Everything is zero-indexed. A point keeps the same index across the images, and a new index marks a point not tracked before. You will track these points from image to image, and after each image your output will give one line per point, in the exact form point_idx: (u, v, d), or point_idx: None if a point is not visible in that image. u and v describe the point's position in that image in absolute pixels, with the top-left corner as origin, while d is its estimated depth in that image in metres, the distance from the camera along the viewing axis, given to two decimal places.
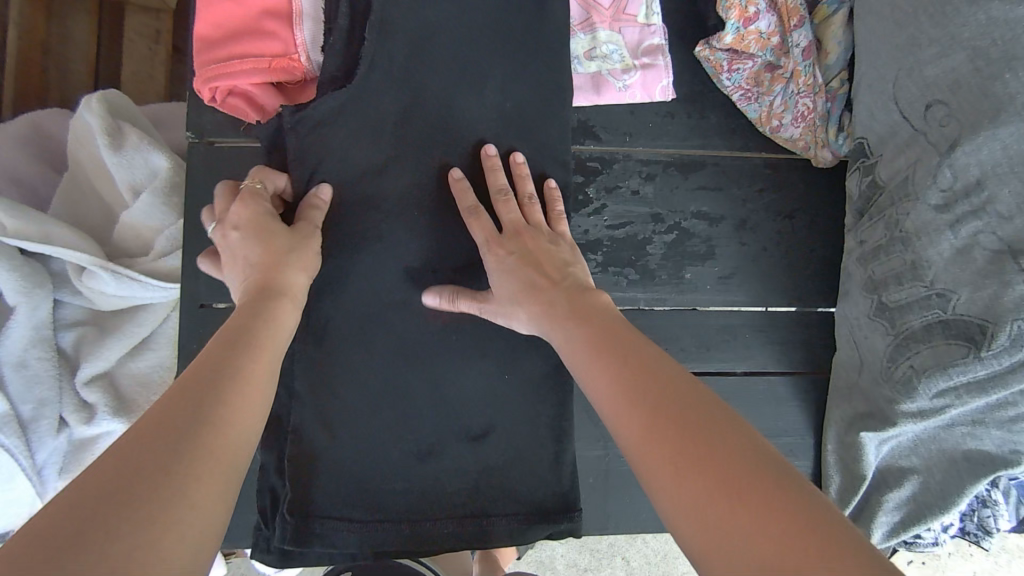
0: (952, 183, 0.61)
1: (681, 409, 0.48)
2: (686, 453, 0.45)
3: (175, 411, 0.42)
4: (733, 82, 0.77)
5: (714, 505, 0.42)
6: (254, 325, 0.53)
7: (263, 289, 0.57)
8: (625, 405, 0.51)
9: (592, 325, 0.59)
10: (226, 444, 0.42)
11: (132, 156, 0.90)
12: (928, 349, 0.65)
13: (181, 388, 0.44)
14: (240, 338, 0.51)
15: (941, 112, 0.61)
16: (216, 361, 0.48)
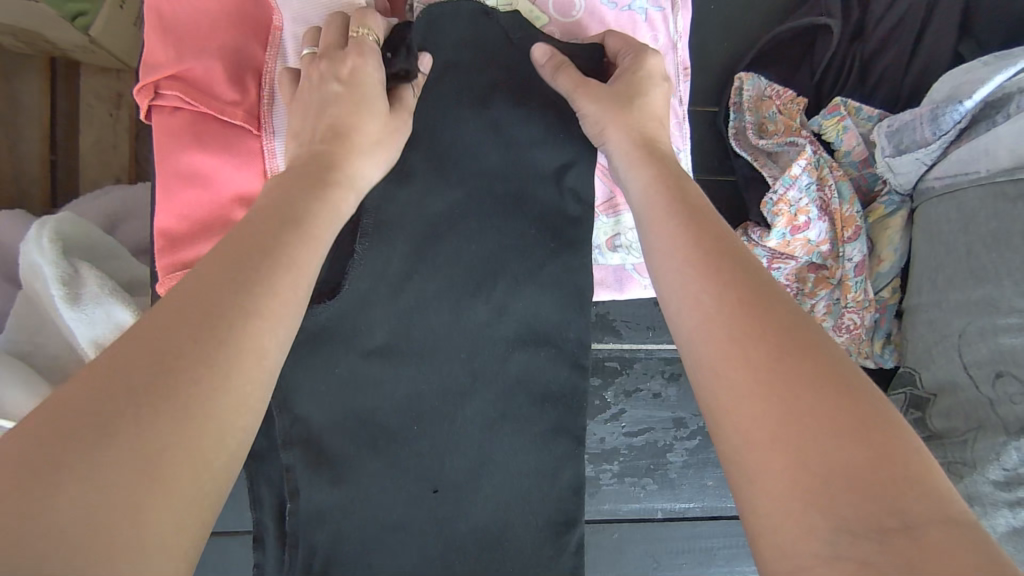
0: (1017, 465, 0.55)
1: (753, 290, 0.42)
2: (777, 349, 0.38)
3: (208, 283, 0.38)
4: (772, 279, 0.68)
5: (775, 406, 0.37)
6: (293, 204, 0.46)
7: (336, 156, 0.52)
8: (700, 280, 0.44)
9: (671, 188, 0.51)
10: (261, 327, 0.38)
11: (92, 310, 0.80)
12: None
13: (217, 256, 0.40)
14: (279, 219, 0.44)
15: (1012, 387, 0.54)
16: (247, 237, 0.42)
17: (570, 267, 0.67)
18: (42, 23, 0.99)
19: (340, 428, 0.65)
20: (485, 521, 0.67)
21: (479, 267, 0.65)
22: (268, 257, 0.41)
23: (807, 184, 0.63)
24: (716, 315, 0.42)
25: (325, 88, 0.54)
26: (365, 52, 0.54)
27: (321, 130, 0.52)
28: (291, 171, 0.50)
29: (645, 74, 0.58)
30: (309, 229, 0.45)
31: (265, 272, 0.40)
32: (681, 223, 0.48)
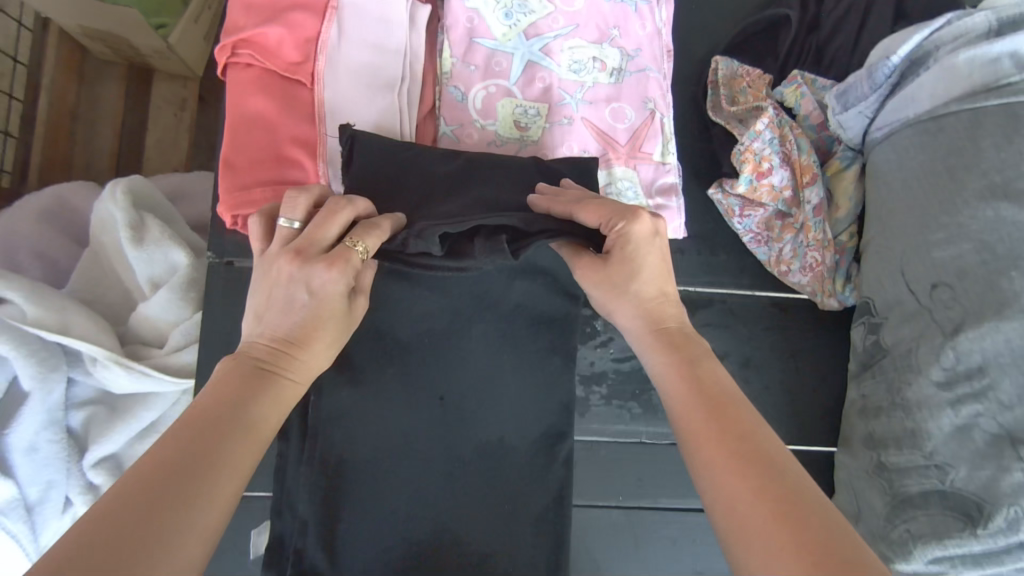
0: (954, 365, 0.62)
1: (735, 420, 0.51)
2: (745, 450, 0.48)
3: (174, 454, 0.43)
4: (745, 226, 0.79)
5: (752, 499, 0.45)
6: (246, 397, 0.49)
7: (307, 332, 0.53)
8: (692, 403, 0.53)
9: (664, 318, 0.59)
10: (214, 494, 0.43)
11: (154, 251, 0.92)
12: (925, 516, 0.66)
13: (180, 425, 0.45)
14: (231, 410, 0.47)
15: (946, 294, 0.63)
16: (205, 421, 0.46)
17: None
18: (129, 30, 1.17)
19: (361, 337, 0.74)
20: (486, 430, 0.75)
21: None
22: (227, 429, 0.46)
23: (771, 138, 0.74)
24: (690, 412, 0.53)
25: (288, 283, 0.53)
26: (334, 275, 0.53)
27: (284, 317, 0.53)
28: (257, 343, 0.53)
29: (634, 245, 0.58)
30: (262, 401, 0.50)
31: (219, 459, 0.44)
32: (677, 356, 0.57)
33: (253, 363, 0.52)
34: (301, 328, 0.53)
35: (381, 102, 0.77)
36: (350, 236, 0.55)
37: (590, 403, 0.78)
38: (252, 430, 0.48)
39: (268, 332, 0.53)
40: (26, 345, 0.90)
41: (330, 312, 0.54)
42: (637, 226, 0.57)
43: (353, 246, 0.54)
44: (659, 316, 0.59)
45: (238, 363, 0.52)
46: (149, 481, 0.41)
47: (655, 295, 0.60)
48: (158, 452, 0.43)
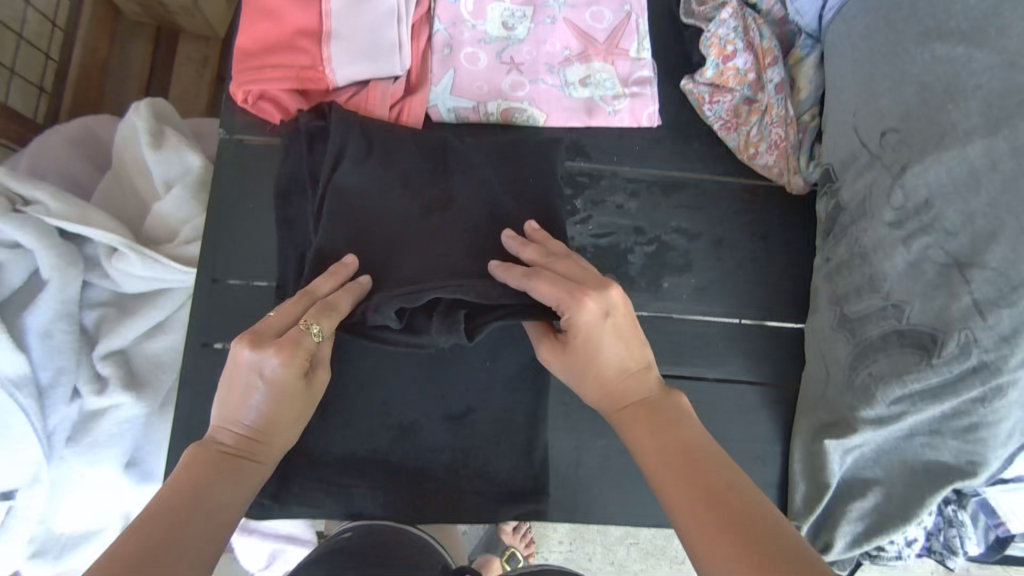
0: (904, 202, 0.67)
1: (713, 482, 0.50)
2: (727, 517, 0.48)
3: (138, 550, 0.45)
4: (715, 113, 0.84)
5: (741, 563, 0.45)
6: (210, 486, 0.51)
7: (265, 423, 0.55)
8: (670, 469, 0.52)
9: (634, 386, 0.58)
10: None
11: (170, 155, 0.99)
12: (885, 358, 0.69)
13: (144, 520, 0.47)
14: (193, 502, 0.49)
15: (894, 138, 0.68)
16: (167, 515, 0.47)
17: (547, 98, 0.84)
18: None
19: None
20: None
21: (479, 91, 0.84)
22: (190, 528, 0.48)
23: (734, 26, 0.80)
24: (667, 474, 0.52)
25: (241, 372, 0.54)
26: (290, 354, 0.54)
27: (241, 397, 0.54)
28: (223, 427, 0.55)
29: (584, 332, 0.57)
30: (225, 486, 0.52)
31: (181, 556, 0.46)
32: (650, 424, 0.55)
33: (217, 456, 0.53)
34: (264, 407, 0.54)
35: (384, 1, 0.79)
36: (305, 319, 0.57)
37: None
38: (216, 514, 0.50)
39: (225, 448, 0.54)
40: (48, 238, 0.96)
41: (294, 392, 0.55)
42: (582, 312, 0.56)
43: (310, 330, 0.56)
44: (626, 398, 0.58)
45: (202, 450, 0.53)
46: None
47: (629, 371, 0.58)
48: (124, 547, 0.44)
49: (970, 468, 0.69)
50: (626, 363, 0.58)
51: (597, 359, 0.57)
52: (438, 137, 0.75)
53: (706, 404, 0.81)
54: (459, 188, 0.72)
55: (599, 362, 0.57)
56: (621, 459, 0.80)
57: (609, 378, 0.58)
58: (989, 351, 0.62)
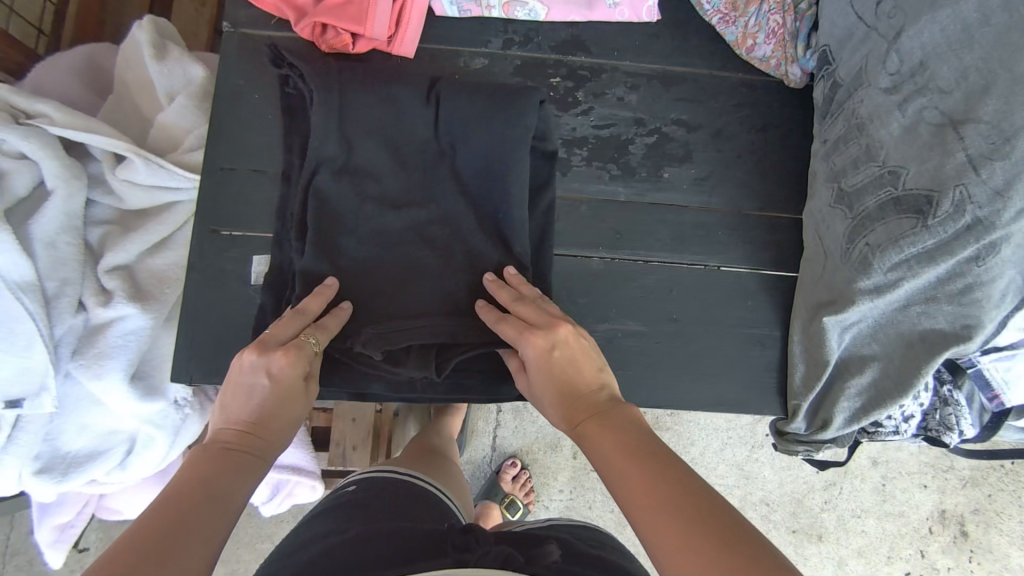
0: (899, 66, 0.69)
1: (663, 469, 0.50)
2: (677, 500, 0.48)
3: (152, 527, 0.45)
4: (713, 7, 0.85)
5: (692, 542, 0.45)
6: (217, 475, 0.51)
7: (268, 418, 0.57)
8: (622, 459, 0.52)
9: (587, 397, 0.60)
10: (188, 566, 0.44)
11: (173, 66, 1.00)
12: (882, 225, 0.71)
13: (158, 504, 0.47)
14: (201, 490, 0.49)
15: (888, 6, 0.69)
16: (178, 503, 0.47)
17: None
18: None
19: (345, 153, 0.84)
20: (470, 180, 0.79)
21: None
22: (201, 508, 0.48)
23: None
24: (620, 463, 0.52)
25: (249, 372, 0.59)
26: (293, 352, 0.60)
27: (248, 390, 0.58)
28: (226, 428, 0.56)
29: (546, 361, 0.62)
30: (231, 477, 0.52)
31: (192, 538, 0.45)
32: (600, 422, 0.56)
33: (221, 449, 0.54)
34: (263, 402, 0.57)
35: None
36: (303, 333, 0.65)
37: (571, 163, 0.83)
38: (226, 501, 0.50)
39: (231, 440, 0.55)
40: (50, 148, 0.97)
41: (297, 385, 0.60)
42: (529, 350, 0.62)
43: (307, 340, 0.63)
44: (577, 406, 0.59)
45: (208, 446, 0.54)
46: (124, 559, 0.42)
47: (587, 389, 0.61)
48: (135, 533, 0.44)
49: (965, 333, 0.70)
50: (581, 388, 0.61)
51: (552, 377, 0.61)
52: (421, 143, 0.77)
53: (708, 293, 0.82)
54: (443, 211, 0.76)
55: (558, 384, 0.61)
56: (623, 343, 0.80)
57: (568, 393, 0.60)
58: (983, 207, 0.62)
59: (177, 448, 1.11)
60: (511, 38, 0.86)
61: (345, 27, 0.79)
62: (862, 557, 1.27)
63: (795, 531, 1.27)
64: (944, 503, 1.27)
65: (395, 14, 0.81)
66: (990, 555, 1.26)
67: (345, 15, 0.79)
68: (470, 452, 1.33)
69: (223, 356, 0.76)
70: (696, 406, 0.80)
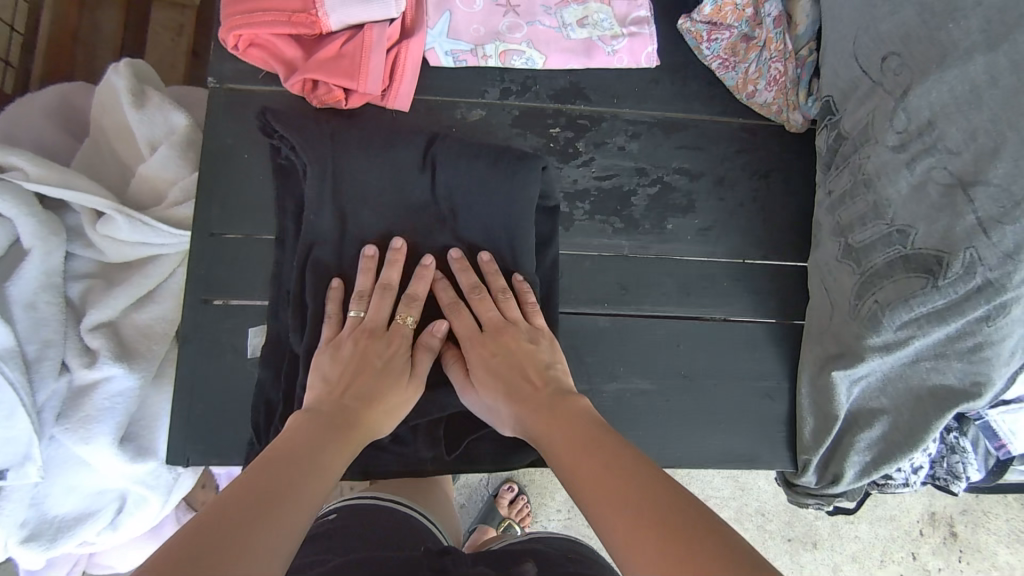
0: (907, 125, 0.67)
1: (603, 449, 0.54)
2: (611, 476, 0.50)
3: (253, 486, 0.48)
4: (712, 52, 0.84)
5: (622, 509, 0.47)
6: (318, 437, 0.56)
7: (371, 391, 0.63)
8: (569, 454, 0.55)
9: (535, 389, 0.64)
10: (286, 526, 0.46)
11: (154, 114, 0.95)
12: (891, 283, 0.70)
13: (257, 469, 0.50)
14: (308, 444, 0.55)
15: (894, 62, 0.68)
16: (282, 457, 0.52)
17: (545, 40, 0.83)
18: None
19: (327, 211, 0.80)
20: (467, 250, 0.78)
21: (481, 30, 0.82)
22: (298, 475, 0.51)
23: None
24: (563, 452, 0.55)
25: (360, 346, 0.65)
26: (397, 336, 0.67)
27: (354, 363, 0.64)
28: (325, 399, 0.61)
29: (501, 347, 0.66)
30: (330, 448, 0.56)
31: (294, 486, 0.49)
32: (549, 421, 0.59)
33: (321, 421, 0.58)
34: (356, 377, 0.63)
35: None
36: (399, 312, 0.69)
37: (574, 217, 0.81)
38: (323, 468, 0.53)
39: (334, 395, 0.61)
40: (27, 203, 0.92)
41: (400, 368, 0.66)
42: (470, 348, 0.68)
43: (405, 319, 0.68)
44: (526, 378, 0.64)
45: (314, 406, 0.60)
46: (241, 493, 0.47)
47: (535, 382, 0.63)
48: (240, 479, 0.49)
49: (974, 390, 0.70)
50: (536, 369, 0.65)
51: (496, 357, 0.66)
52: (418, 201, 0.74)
53: (716, 345, 0.81)
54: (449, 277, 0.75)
55: (511, 361, 0.65)
56: (633, 401, 0.78)
57: (521, 385, 0.64)
58: (993, 269, 0.62)
59: (171, 503, 1.08)
60: (509, 87, 0.83)
61: (336, 82, 0.76)
62: (857, 561, 1.26)
63: (790, 539, 1.26)
64: (934, 506, 1.28)
65: (390, 66, 0.79)
66: (978, 553, 1.27)
67: (336, 70, 0.77)
68: (467, 477, 1.31)
69: (222, 432, 0.73)
70: (707, 460, 0.79)
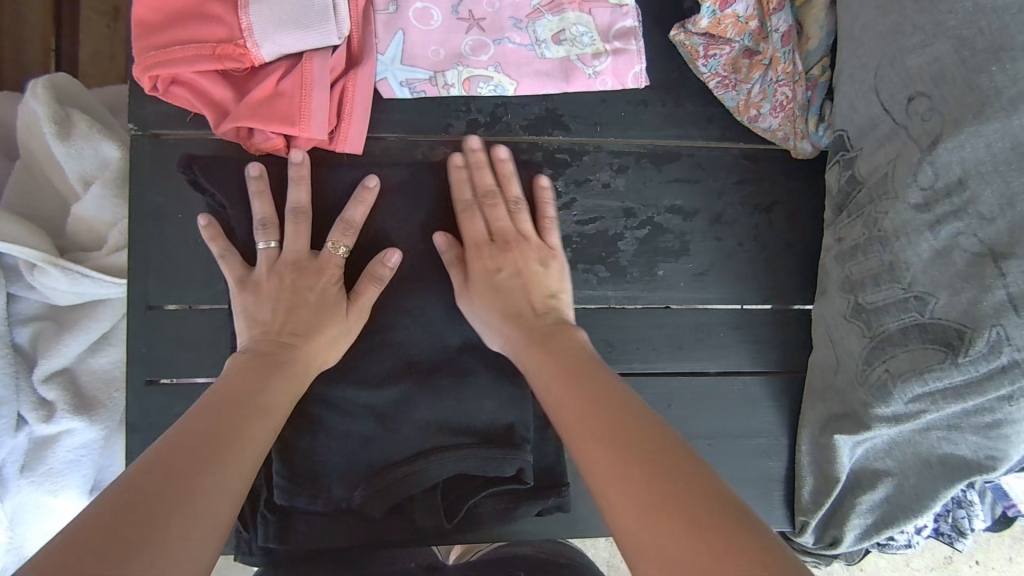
0: (933, 182, 0.58)
1: (595, 386, 0.55)
2: (601, 414, 0.52)
3: (208, 424, 0.48)
4: (710, 69, 0.73)
5: (609, 443, 0.49)
6: (274, 367, 0.58)
7: (317, 327, 0.64)
8: (564, 385, 0.57)
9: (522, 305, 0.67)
10: (235, 467, 0.46)
11: (82, 146, 0.84)
12: (904, 353, 0.62)
13: (203, 408, 0.50)
14: (265, 371, 0.57)
15: (923, 105, 0.59)
16: (242, 384, 0.55)
17: (515, 62, 0.71)
18: None
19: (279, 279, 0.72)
20: (436, 318, 0.71)
21: (442, 52, 0.70)
22: (253, 405, 0.53)
23: None
24: (554, 387, 0.58)
25: (295, 283, 0.65)
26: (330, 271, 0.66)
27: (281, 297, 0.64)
28: (263, 339, 0.62)
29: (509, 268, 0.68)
30: (284, 379, 0.58)
31: (249, 412, 0.52)
32: (542, 351, 0.62)
33: (263, 355, 0.60)
34: (291, 315, 0.63)
35: None
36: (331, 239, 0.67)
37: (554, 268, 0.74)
38: (277, 398, 0.56)
39: (271, 332, 0.62)
40: None
41: (342, 305, 0.66)
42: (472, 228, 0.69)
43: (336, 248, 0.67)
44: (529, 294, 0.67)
45: (255, 342, 0.61)
46: (204, 418, 0.49)
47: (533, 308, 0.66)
48: (201, 406, 0.51)
49: (989, 465, 0.64)
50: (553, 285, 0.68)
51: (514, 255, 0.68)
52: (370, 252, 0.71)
53: (711, 400, 0.76)
54: (423, 343, 0.70)
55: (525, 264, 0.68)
56: None
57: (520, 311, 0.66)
58: None
59: None
60: (476, 118, 0.73)
61: (275, 130, 0.65)
62: None
63: None
64: None
65: (336, 104, 0.68)
66: None
67: (273, 115, 0.65)
68: None
69: None
70: None
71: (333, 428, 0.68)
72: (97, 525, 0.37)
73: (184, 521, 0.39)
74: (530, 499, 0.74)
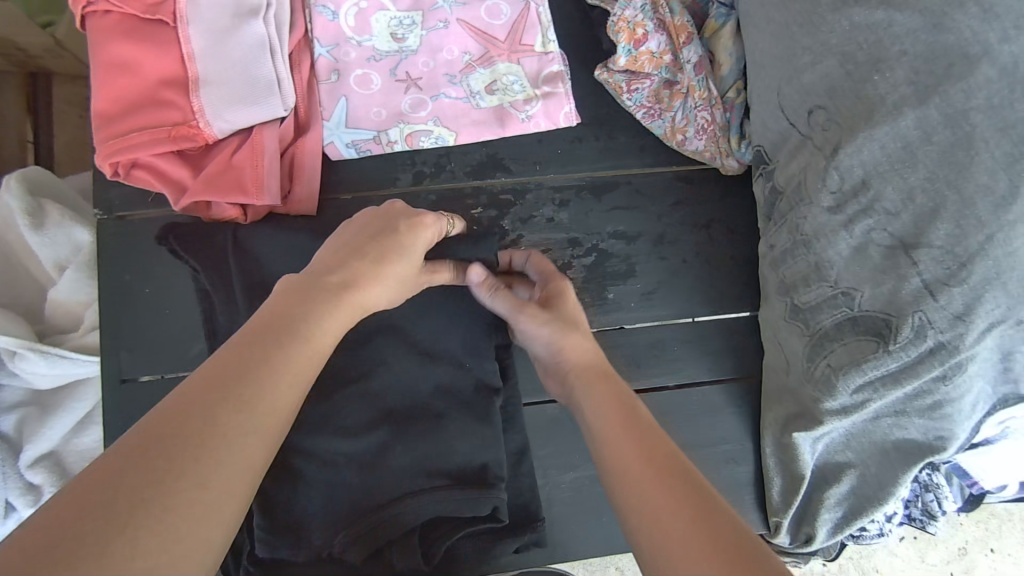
0: (841, 184, 0.62)
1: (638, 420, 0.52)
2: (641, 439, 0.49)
3: (283, 310, 0.46)
4: (636, 101, 0.78)
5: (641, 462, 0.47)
6: (350, 264, 0.52)
7: (384, 247, 0.55)
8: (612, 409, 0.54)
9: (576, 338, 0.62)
10: (287, 377, 0.42)
11: (55, 234, 0.88)
12: (841, 347, 0.65)
13: (292, 288, 0.48)
14: (337, 266, 0.52)
15: (822, 117, 0.64)
16: (311, 279, 0.49)
17: (452, 114, 0.76)
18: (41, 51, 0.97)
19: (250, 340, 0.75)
20: (400, 361, 0.73)
21: (384, 113, 0.76)
22: (320, 303, 0.47)
23: (642, 5, 0.73)
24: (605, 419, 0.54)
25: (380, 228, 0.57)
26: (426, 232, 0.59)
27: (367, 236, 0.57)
28: (355, 232, 0.56)
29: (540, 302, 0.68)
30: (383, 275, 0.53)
31: (316, 314, 0.47)
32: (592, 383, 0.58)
33: (349, 250, 0.54)
34: (373, 240, 0.55)
35: (250, 32, 0.70)
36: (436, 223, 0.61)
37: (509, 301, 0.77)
38: (358, 299, 0.50)
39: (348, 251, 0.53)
40: None
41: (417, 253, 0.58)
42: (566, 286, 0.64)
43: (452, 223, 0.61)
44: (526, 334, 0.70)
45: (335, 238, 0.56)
46: (265, 320, 0.45)
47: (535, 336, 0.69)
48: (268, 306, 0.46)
49: (939, 445, 0.67)
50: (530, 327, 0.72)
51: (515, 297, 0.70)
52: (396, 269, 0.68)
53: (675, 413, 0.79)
54: (391, 388, 0.73)
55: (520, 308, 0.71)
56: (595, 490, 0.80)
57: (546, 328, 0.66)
58: (945, 332, 0.57)
59: None
60: (422, 170, 0.77)
61: (231, 201, 0.70)
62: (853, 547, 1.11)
63: None
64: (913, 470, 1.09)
65: (287, 171, 0.73)
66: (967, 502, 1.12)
67: (229, 188, 0.70)
68: None
69: None
70: None
71: (310, 478, 0.70)
72: (123, 450, 0.34)
73: (223, 447, 0.36)
74: (508, 537, 0.76)
